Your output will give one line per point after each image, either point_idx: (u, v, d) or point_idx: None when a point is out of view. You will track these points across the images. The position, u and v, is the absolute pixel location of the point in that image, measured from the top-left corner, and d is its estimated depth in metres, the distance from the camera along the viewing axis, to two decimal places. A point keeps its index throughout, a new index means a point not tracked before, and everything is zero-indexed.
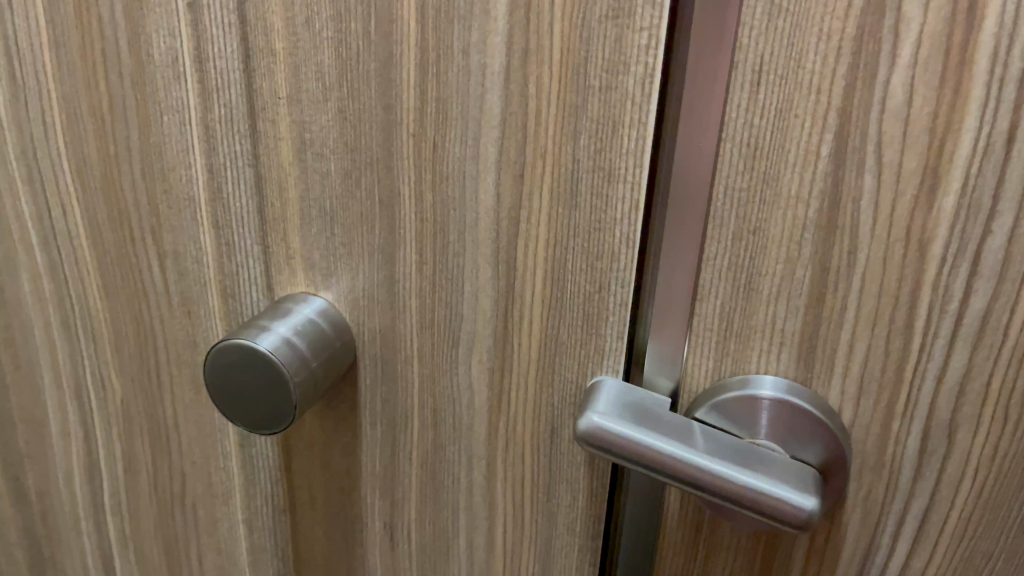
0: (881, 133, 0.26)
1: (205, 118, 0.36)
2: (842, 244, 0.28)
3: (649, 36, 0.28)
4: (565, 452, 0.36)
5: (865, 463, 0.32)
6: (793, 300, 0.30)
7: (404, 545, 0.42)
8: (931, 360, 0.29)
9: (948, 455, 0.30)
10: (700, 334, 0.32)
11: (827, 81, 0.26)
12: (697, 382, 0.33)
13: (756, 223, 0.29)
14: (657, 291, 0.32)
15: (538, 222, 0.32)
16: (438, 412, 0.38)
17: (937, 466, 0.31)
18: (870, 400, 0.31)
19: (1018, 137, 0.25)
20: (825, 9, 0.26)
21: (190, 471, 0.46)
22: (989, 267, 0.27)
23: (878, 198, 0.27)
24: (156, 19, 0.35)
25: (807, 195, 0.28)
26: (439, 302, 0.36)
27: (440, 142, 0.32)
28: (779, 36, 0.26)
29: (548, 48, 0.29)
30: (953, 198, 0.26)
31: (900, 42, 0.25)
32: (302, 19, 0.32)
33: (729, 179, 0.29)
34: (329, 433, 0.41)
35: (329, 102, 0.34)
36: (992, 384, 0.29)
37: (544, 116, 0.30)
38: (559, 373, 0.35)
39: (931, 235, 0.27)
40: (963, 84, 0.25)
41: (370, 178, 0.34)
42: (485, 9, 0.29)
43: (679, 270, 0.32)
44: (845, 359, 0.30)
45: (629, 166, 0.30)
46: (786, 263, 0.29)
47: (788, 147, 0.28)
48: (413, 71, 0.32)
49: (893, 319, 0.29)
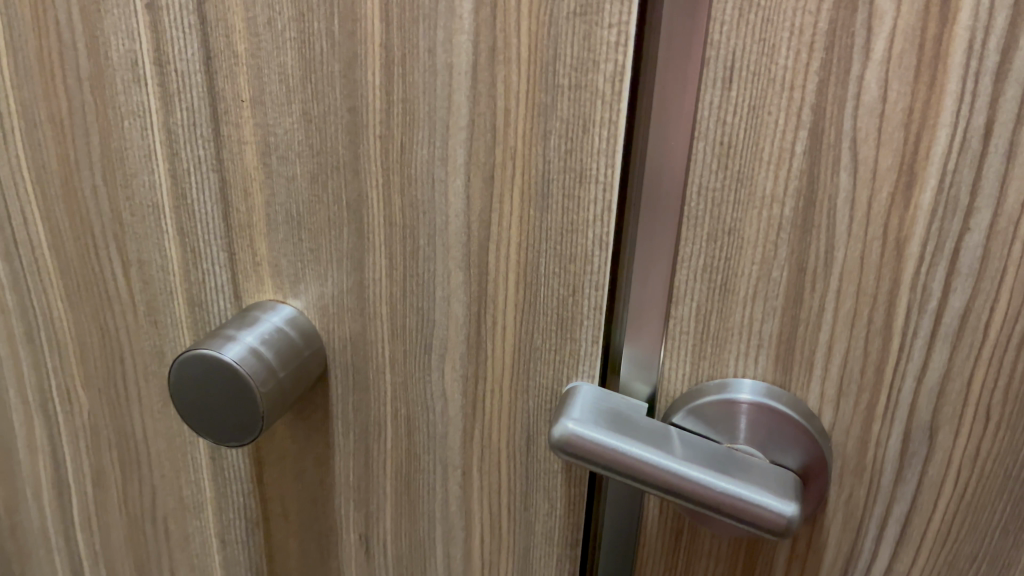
0: (856, 130, 0.26)
1: (167, 123, 0.35)
2: (819, 244, 0.28)
3: (618, 33, 0.27)
4: (541, 459, 0.35)
5: (845, 466, 0.31)
6: (770, 301, 0.29)
7: (380, 557, 0.42)
8: (911, 361, 0.28)
9: (930, 457, 0.30)
10: (677, 337, 0.32)
11: (800, 77, 0.26)
12: (674, 386, 0.33)
13: (731, 223, 0.29)
14: (633, 293, 0.32)
15: (509, 225, 0.32)
16: (412, 420, 0.37)
17: (918, 468, 0.30)
18: (850, 402, 0.30)
19: (995, 132, 0.24)
20: (797, 3, 0.25)
21: (160, 484, 0.45)
22: (968, 265, 0.26)
23: (854, 196, 0.27)
24: (114, 21, 0.34)
25: (782, 194, 0.28)
26: (410, 308, 0.35)
27: (408, 145, 0.32)
28: (751, 31, 0.26)
29: (515, 46, 0.29)
30: (929, 196, 0.26)
31: (873, 36, 0.25)
32: (263, 19, 0.32)
33: (703, 178, 0.28)
34: (301, 443, 0.40)
35: (293, 104, 0.33)
36: (973, 385, 0.28)
37: (512, 116, 0.30)
38: (534, 379, 0.34)
39: (908, 233, 0.27)
40: (938, 78, 0.24)
41: (337, 182, 0.33)
42: (450, 7, 0.29)
43: (654, 271, 0.31)
44: (824, 360, 0.30)
45: (601, 166, 0.29)
46: (762, 264, 0.29)
47: (762, 145, 0.27)
48: (378, 72, 0.31)
49: (872, 319, 0.28)
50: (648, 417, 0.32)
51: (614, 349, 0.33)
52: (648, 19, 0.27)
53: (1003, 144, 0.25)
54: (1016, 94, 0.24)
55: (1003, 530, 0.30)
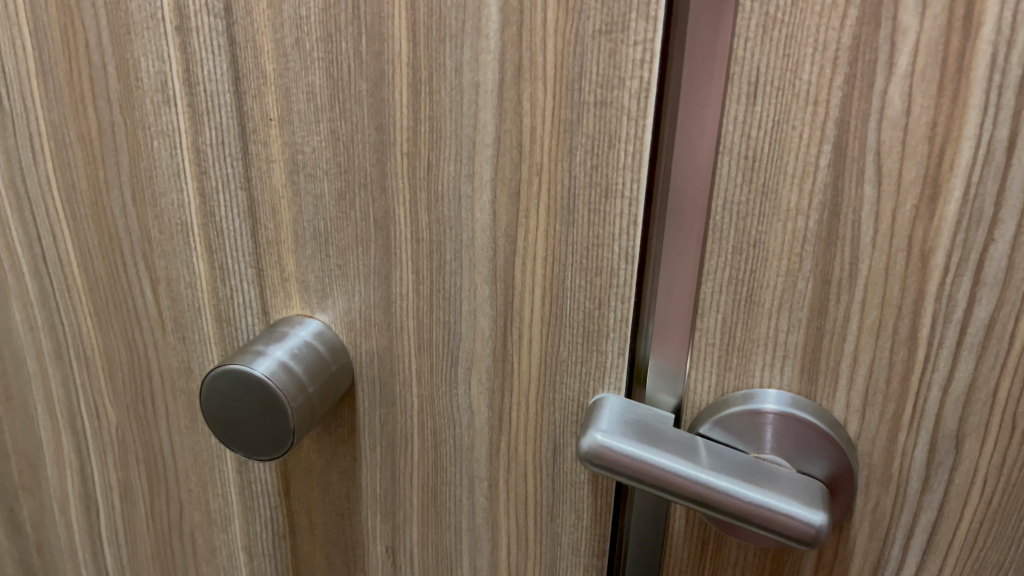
0: (880, 143, 0.26)
1: (196, 142, 0.36)
2: (843, 255, 0.28)
3: (643, 50, 0.28)
4: (567, 470, 0.35)
5: (872, 475, 0.31)
6: (796, 312, 0.30)
7: (406, 569, 0.42)
8: (937, 370, 0.29)
9: (956, 465, 0.30)
10: (702, 349, 0.32)
11: (824, 92, 0.26)
12: (700, 397, 0.33)
13: (756, 236, 0.29)
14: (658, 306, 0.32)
15: (535, 239, 0.32)
16: (438, 433, 0.38)
17: (945, 477, 0.30)
18: (876, 412, 0.30)
19: (1019, 145, 0.25)
20: (820, 19, 0.25)
21: (187, 498, 0.46)
22: (993, 275, 0.27)
23: (878, 208, 0.27)
24: (144, 43, 0.34)
25: (806, 207, 0.28)
26: (437, 322, 0.35)
27: (434, 161, 0.32)
28: (774, 47, 0.26)
29: (541, 64, 0.29)
30: (954, 207, 0.26)
31: (896, 51, 0.25)
32: (291, 40, 0.32)
33: (728, 192, 0.29)
34: (328, 456, 0.41)
35: (321, 123, 0.33)
36: (998, 394, 0.28)
37: (538, 133, 0.30)
38: (560, 392, 0.34)
39: (932, 244, 0.27)
40: (961, 93, 0.25)
41: (364, 199, 0.34)
42: (476, 27, 0.29)
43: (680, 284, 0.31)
44: (849, 370, 0.30)
45: (627, 180, 0.30)
46: (787, 276, 0.29)
47: (787, 158, 0.27)
48: (404, 91, 0.31)
49: (897, 329, 0.29)
50: (675, 428, 0.32)
51: (639, 361, 0.34)
52: (672, 36, 0.28)
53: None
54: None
55: None
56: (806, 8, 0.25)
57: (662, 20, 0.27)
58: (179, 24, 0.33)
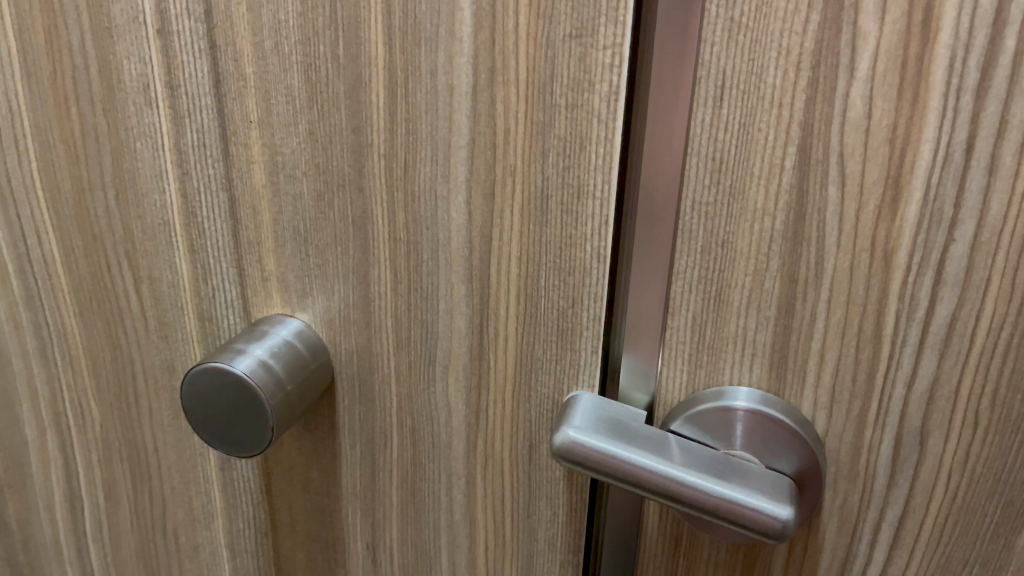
0: (842, 145, 0.27)
1: (177, 144, 0.36)
2: (809, 255, 0.29)
3: (612, 54, 0.28)
4: (543, 467, 0.36)
5: (839, 471, 0.32)
6: (763, 311, 0.30)
7: (386, 566, 0.42)
8: (901, 368, 0.29)
9: (921, 461, 0.31)
10: (674, 347, 0.32)
11: (788, 95, 0.27)
12: (672, 394, 0.33)
13: (724, 236, 0.30)
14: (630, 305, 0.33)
15: (510, 239, 0.33)
16: (417, 431, 0.38)
17: (910, 473, 0.31)
18: (843, 409, 0.31)
19: (977, 147, 0.25)
20: (784, 25, 0.26)
21: (170, 496, 0.46)
22: (953, 275, 0.27)
23: (842, 209, 0.28)
24: (126, 46, 0.35)
25: (772, 207, 0.29)
26: (415, 320, 0.36)
27: (410, 162, 0.33)
28: (739, 51, 0.27)
29: (514, 68, 0.30)
30: (915, 208, 0.27)
31: (857, 55, 0.26)
32: (271, 44, 0.33)
33: (697, 194, 0.29)
34: (309, 454, 0.41)
35: (299, 125, 0.34)
36: (961, 392, 0.29)
37: (511, 135, 0.31)
38: (535, 389, 0.35)
39: (895, 245, 0.27)
40: (920, 96, 0.25)
41: (342, 199, 0.34)
42: (450, 31, 0.30)
43: (651, 283, 0.32)
44: (816, 368, 0.31)
45: (598, 182, 0.30)
46: (755, 275, 0.30)
47: (753, 160, 0.28)
48: (381, 93, 0.32)
49: (861, 328, 0.29)
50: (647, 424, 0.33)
51: (613, 360, 0.34)
52: (641, 40, 0.28)
53: (984, 158, 0.25)
54: (996, 110, 0.25)
55: (996, 535, 0.31)
56: (769, 13, 0.26)
57: (631, 24, 0.28)
58: (161, 27, 0.34)
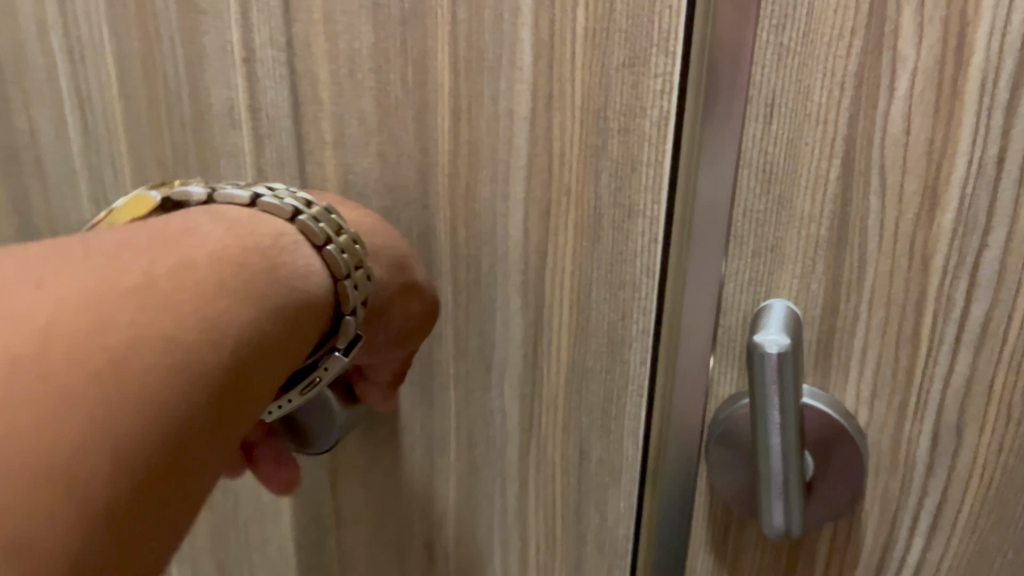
0: (883, 157, 0.28)
1: (258, 163, 0.39)
2: (852, 260, 0.30)
3: (662, 82, 0.30)
4: (593, 473, 0.38)
5: (880, 462, 0.32)
6: (810, 313, 0.31)
7: (442, 563, 0.44)
8: (938, 360, 0.30)
9: (958, 451, 0.31)
10: (725, 347, 0.32)
11: (832, 112, 0.28)
12: (725, 392, 0.33)
13: (773, 241, 0.30)
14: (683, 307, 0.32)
15: (565, 255, 0.35)
16: (474, 434, 0.40)
17: (949, 462, 0.31)
18: (883, 404, 0.31)
19: (1008, 160, 0.27)
20: (830, 47, 0.27)
21: (242, 491, 0.49)
22: (987, 278, 0.28)
23: (882, 217, 0.29)
24: (214, 72, 0.38)
25: (818, 215, 0.29)
26: (473, 331, 0.38)
27: (473, 181, 0.35)
28: (788, 71, 0.28)
29: (570, 94, 0.32)
30: (951, 216, 0.28)
31: (896, 77, 0.27)
32: (346, 71, 0.35)
33: (748, 202, 0.30)
34: (372, 454, 0.44)
35: (371, 145, 0.37)
36: (997, 383, 0.29)
37: (567, 156, 0.33)
38: (585, 396, 0.37)
39: (932, 249, 0.28)
40: (955, 115, 0.27)
41: (409, 216, 0.37)
42: (512, 60, 0.32)
43: (704, 286, 0.32)
44: (859, 366, 0.31)
45: (648, 202, 0.32)
46: (801, 277, 0.31)
47: (800, 171, 0.29)
48: (447, 118, 0.34)
49: (901, 328, 0.30)
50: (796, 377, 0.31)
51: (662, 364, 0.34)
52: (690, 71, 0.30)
53: (1016, 169, 0.27)
54: None
55: None
56: (816, 37, 0.27)
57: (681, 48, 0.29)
58: (246, 55, 0.37)
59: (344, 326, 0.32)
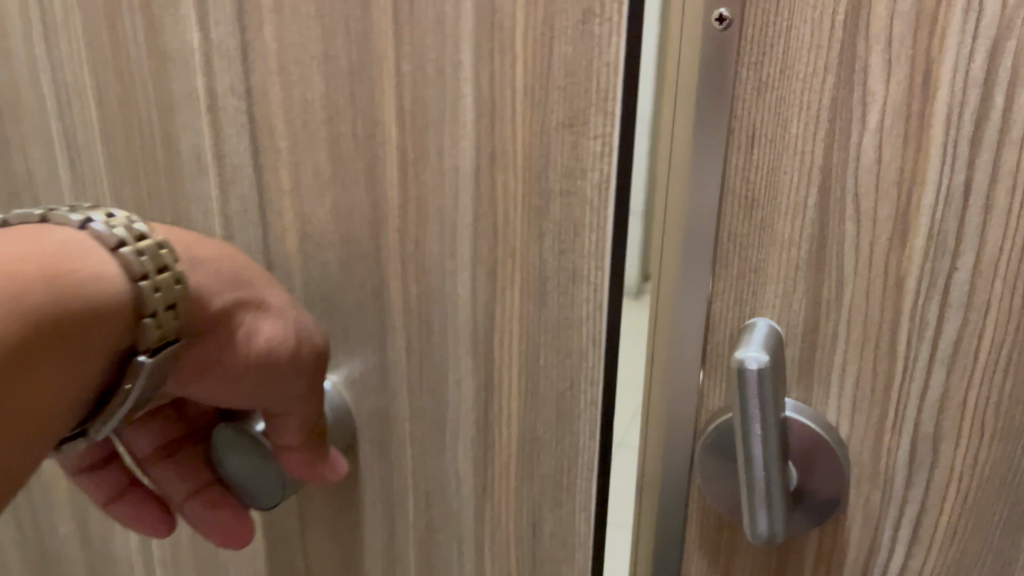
0: (857, 202, 0.25)
1: (224, 211, 0.38)
2: (829, 317, 0.27)
3: (601, 143, 0.28)
4: (548, 542, 0.35)
5: (850, 554, 0.29)
6: (783, 378, 0.28)
7: None
8: (901, 439, 0.27)
9: (920, 536, 0.28)
10: (711, 376, 0.30)
11: (808, 149, 0.25)
12: (705, 481, 0.31)
13: (755, 277, 0.27)
14: (662, 334, 0.30)
15: (512, 318, 0.32)
16: (433, 504, 0.37)
17: (910, 549, 0.28)
18: (853, 490, 0.28)
19: (991, 200, 0.23)
20: (805, 82, 0.25)
21: (212, 549, 0.47)
22: (946, 342, 0.25)
23: (856, 270, 0.26)
24: (181, 118, 0.37)
25: (795, 263, 0.26)
26: (427, 395, 0.35)
27: (422, 238, 0.33)
28: (766, 98, 0.25)
29: (512, 152, 0.30)
30: (915, 273, 0.25)
31: (867, 110, 0.24)
32: (300, 119, 0.34)
33: (731, 229, 0.27)
34: (333, 519, 0.41)
35: (324, 197, 0.35)
36: (958, 459, 0.27)
37: (512, 214, 0.31)
38: (539, 468, 0.34)
39: (899, 311, 0.26)
40: (923, 145, 0.24)
41: (364, 269, 0.35)
42: (456, 115, 0.30)
43: (687, 310, 0.29)
44: (838, 448, 0.28)
45: (591, 267, 0.30)
46: (784, 364, 0.28)
47: (778, 211, 0.26)
48: (394, 170, 0.32)
49: (864, 400, 0.27)
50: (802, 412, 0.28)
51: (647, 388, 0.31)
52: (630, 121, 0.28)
53: (1000, 210, 0.23)
54: (1014, 159, 0.23)
55: None
56: (792, 67, 0.25)
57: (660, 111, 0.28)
58: (210, 101, 0.36)
59: (134, 370, 0.28)
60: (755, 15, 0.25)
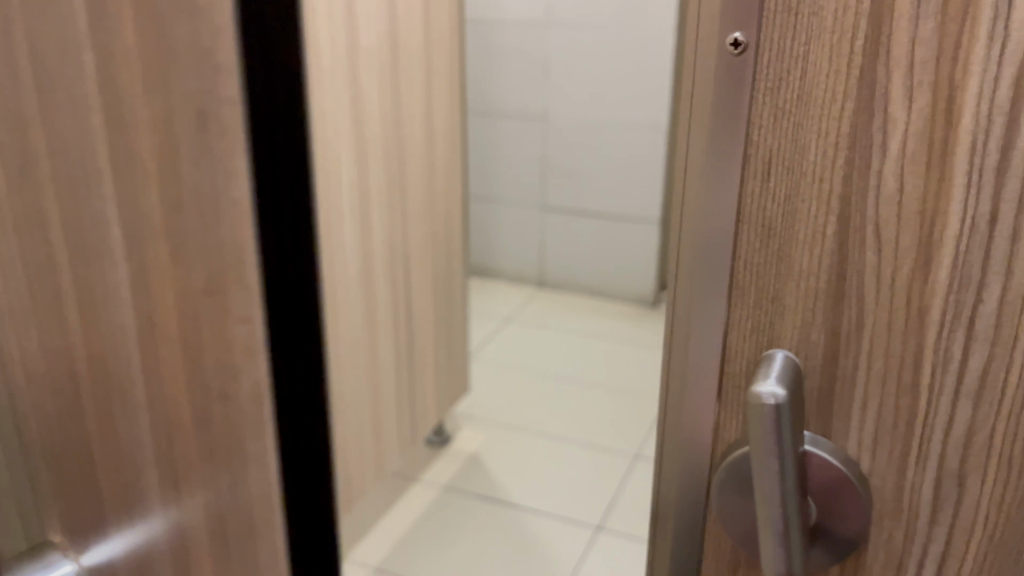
0: (877, 214, 0.31)
1: None
2: (850, 311, 0.33)
3: None
4: None
5: (885, 508, 0.35)
6: (811, 359, 0.34)
7: None
8: (938, 414, 0.33)
9: (961, 501, 0.33)
10: (732, 375, 0.36)
11: (827, 170, 0.31)
12: (730, 435, 0.38)
13: (774, 292, 0.34)
14: (693, 338, 0.37)
15: None
16: None
17: (951, 512, 0.34)
18: (885, 452, 0.34)
19: (999, 221, 0.29)
20: (823, 110, 0.31)
21: None
22: (983, 332, 0.30)
23: (879, 270, 0.32)
24: None
25: (817, 269, 0.33)
26: None
27: None
28: (783, 129, 0.32)
29: None
30: (945, 273, 0.30)
31: (888, 136, 0.30)
32: None
33: (748, 255, 0.34)
34: None
35: None
36: (995, 437, 0.32)
37: None
38: None
39: (928, 303, 0.31)
40: (946, 172, 0.29)
41: None
42: None
43: (712, 322, 0.36)
44: (860, 413, 0.34)
45: None
46: (802, 328, 0.34)
47: (797, 227, 0.33)
48: None
49: (900, 376, 0.33)
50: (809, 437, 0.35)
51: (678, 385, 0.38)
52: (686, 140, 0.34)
53: (1007, 230, 0.29)
54: (1015, 188, 0.28)
55: None
56: (809, 100, 0.31)
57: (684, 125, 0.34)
58: None
59: None
60: (768, 41, 0.31)
